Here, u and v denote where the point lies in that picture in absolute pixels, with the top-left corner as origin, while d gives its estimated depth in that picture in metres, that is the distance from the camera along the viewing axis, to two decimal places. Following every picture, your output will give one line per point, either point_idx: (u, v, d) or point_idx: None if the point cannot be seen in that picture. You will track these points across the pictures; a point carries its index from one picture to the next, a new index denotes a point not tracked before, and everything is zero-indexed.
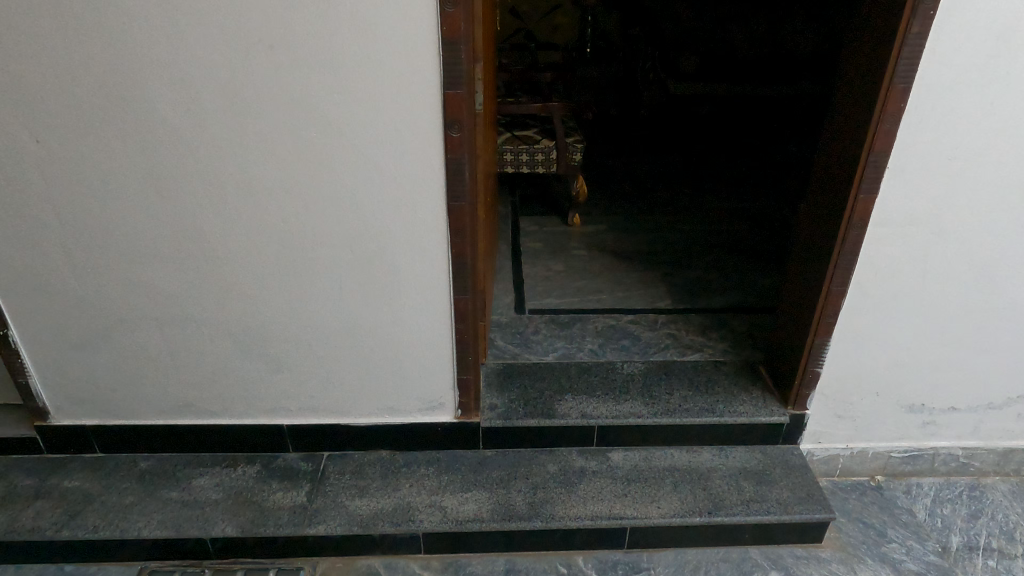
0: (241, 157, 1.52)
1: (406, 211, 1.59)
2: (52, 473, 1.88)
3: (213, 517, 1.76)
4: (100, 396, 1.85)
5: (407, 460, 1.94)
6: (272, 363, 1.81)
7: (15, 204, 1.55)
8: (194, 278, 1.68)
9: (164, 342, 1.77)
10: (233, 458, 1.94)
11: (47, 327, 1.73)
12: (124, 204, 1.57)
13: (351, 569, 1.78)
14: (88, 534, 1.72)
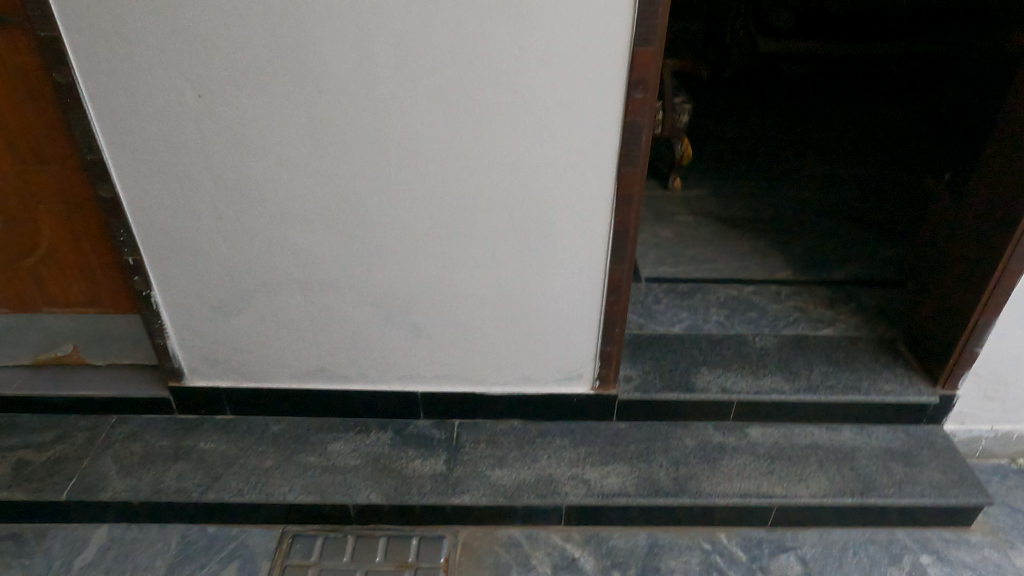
0: (408, 115, 1.43)
1: (574, 176, 1.50)
2: (187, 434, 1.87)
3: (356, 483, 1.74)
4: (236, 359, 1.82)
5: (540, 430, 1.91)
6: (413, 330, 1.76)
7: (170, 161, 1.49)
8: (345, 242, 1.61)
9: (305, 307, 1.72)
10: (365, 423, 1.92)
11: (188, 290, 1.69)
12: (281, 164, 1.49)
13: (493, 539, 1.76)
14: (233, 497, 1.70)
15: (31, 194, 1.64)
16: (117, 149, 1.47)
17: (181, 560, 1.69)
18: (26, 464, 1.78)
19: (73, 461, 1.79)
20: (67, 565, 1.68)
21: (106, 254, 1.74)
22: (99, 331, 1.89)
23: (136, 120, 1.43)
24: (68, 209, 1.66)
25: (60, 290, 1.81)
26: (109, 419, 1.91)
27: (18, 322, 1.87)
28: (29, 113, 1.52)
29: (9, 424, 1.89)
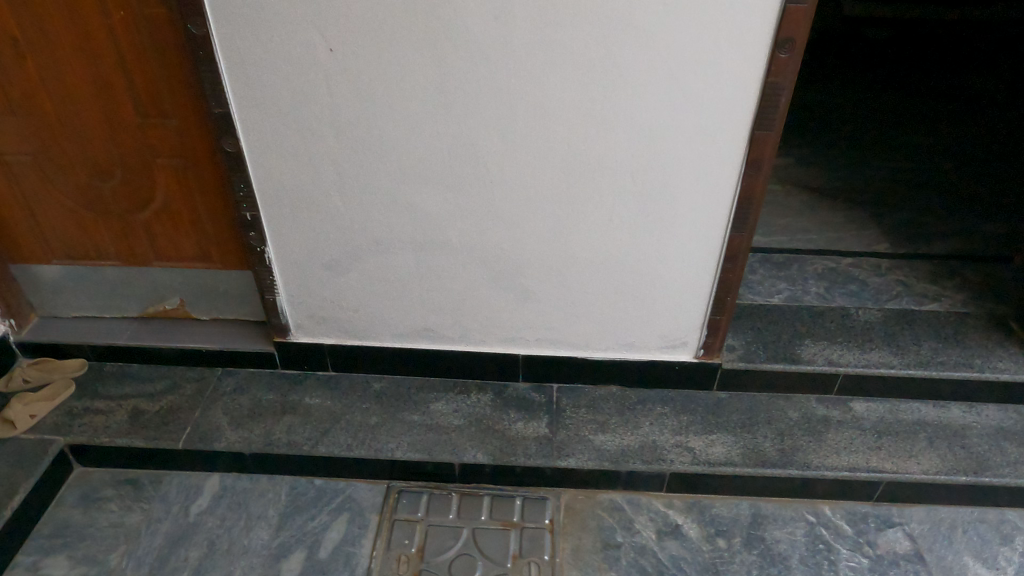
0: (541, 74, 1.40)
1: (705, 140, 1.46)
2: (292, 388, 1.91)
3: (462, 443, 1.76)
4: (343, 316, 1.83)
5: (640, 397, 1.90)
6: (521, 293, 1.75)
7: (295, 117, 1.48)
8: (462, 202, 1.59)
9: (416, 267, 1.72)
10: (464, 384, 1.93)
11: (301, 247, 1.69)
12: (406, 122, 1.48)
13: (595, 502, 1.77)
14: (343, 451, 1.74)
15: (149, 148, 1.65)
16: (243, 104, 1.46)
17: (292, 510, 1.74)
18: (141, 412, 1.83)
19: (185, 411, 1.83)
20: (185, 511, 1.74)
21: (219, 209, 1.75)
22: (206, 286, 1.92)
23: (266, 75, 1.42)
24: (185, 163, 1.67)
25: (170, 244, 1.83)
26: (215, 371, 1.96)
27: (129, 275, 1.91)
28: (153, 65, 1.52)
29: (121, 373, 1.94)
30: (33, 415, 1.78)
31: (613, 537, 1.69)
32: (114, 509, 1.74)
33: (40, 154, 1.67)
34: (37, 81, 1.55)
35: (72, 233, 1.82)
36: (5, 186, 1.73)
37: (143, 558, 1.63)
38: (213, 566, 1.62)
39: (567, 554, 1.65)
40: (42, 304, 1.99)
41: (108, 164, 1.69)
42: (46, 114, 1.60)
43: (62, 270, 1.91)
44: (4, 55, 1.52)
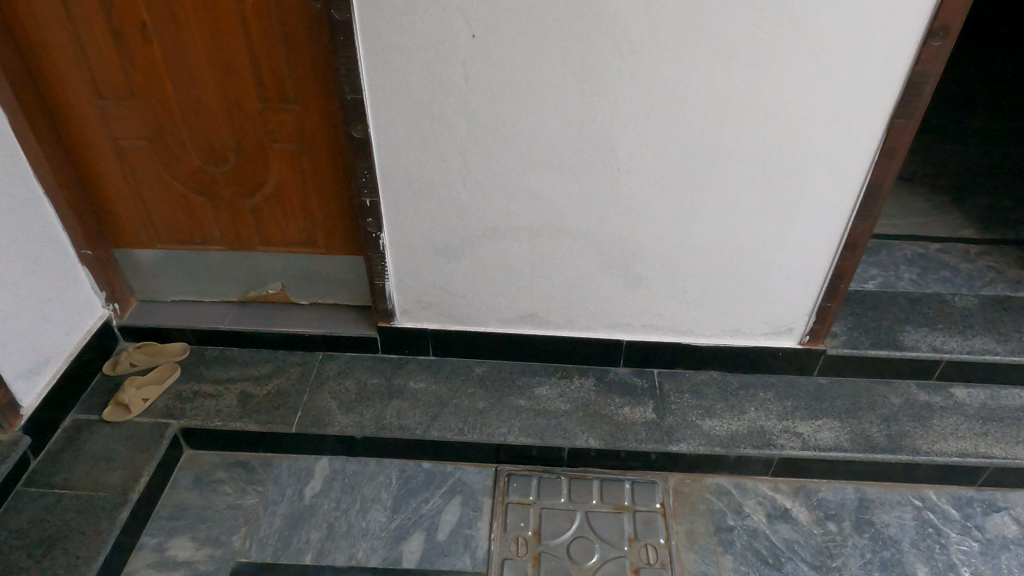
0: (684, 60, 1.40)
1: (840, 127, 1.47)
2: (395, 372, 1.92)
3: (572, 428, 1.78)
4: (450, 301, 1.84)
5: (741, 381, 1.92)
6: (633, 279, 1.76)
7: (427, 103, 1.47)
8: (586, 189, 1.60)
9: (530, 253, 1.72)
10: (565, 369, 1.95)
11: (417, 233, 1.70)
12: (541, 108, 1.48)
13: (702, 486, 1.79)
14: (456, 435, 1.75)
15: (267, 133, 1.65)
16: (377, 89, 1.46)
17: (405, 493, 1.76)
18: (249, 396, 1.84)
19: (293, 395, 1.85)
20: (299, 494, 1.76)
21: (331, 195, 1.75)
22: (310, 271, 1.93)
23: (404, 60, 1.42)
24: (301, 148, 1.67)
25: (277, 229, 1.84)
26: (316, 355, 1.97)
27: (232, 259, 1.92)
28: (280, 51, 1.51)
29: (222, 357, 1.96)
30: (146, 400, 1.80)
31: (724, 520, 1.72)
32: (229, 491, 1.76)
33: (156, 138, 1.68)
34: (160, 66, 1.55)
35: (181, 218, 1.82)
36: (118, 170, 1.73)
37: (265, 540, 1.65)
38: (335, 548, 1.64)
39: (682, 537, 1.68)
40: (142, 289, 2.01)
41: (223, 149, 1.69)
42: (168, 98, 1.60)
43: (165, 254, 1.92)
44: (131, 40, 1.51)
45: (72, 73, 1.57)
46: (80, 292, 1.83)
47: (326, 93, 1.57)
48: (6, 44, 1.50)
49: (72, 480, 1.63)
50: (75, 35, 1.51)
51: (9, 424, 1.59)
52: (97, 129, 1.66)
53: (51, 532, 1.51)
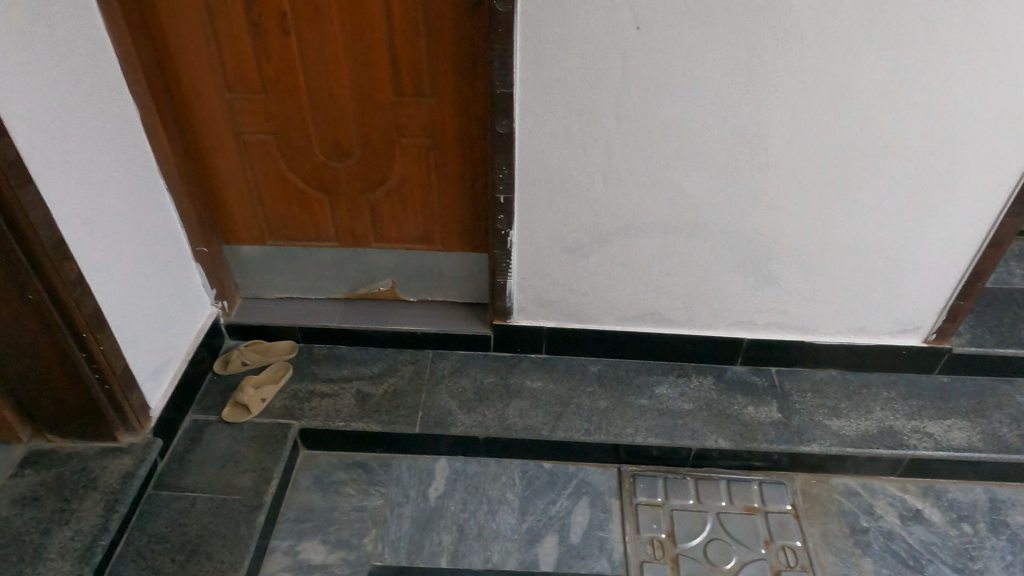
0: (852, 52, 1.37)
1: (1003, 123, 1.43)
2: (510, 371, 1.89)
3: (699, 428, 1.75)
4: (571, 299, 1.80)
5: (861, 380, 1.89)
6: (764, 278, 1.72)
7: (580, 97, 1.43)
8: (731, 186, 1.56)
9: (662, 251, 1.68)
10: (681, 367, 1.92)
11: (548, 230, 1.66)
12: (696, 103, 1.44)
13: (829, 487, 1.77)
14: (583, 436, 1.73)
15: (397, 128, 1.60)
16: (529, 83, 1.41)
17: (531, 494, 1.74)
18: (367, 396, 1.81)
19: (411, 395, 1.82)
20: (424, 495, 1.73)
21: (455, 191, 1.71)
22: (422, 268, 1.89)
23: (561, 54, 1.37)
24: (431, 143, 1.62)
25: (394, 226, 1.79)
26: (427, 353, 1.93)
27: (343, 256, 1.88)
28: (422, 42, 1.46)
29: (332, 355, 1.92)
30: (264, 400, 1.77)
31: (858, 521, 1.70)
32: (352, 493, 1.73)
33: (280, 134, 1.63)
34: (295, 58, 1.50)
35: (296, 214, 1.78)
36: (238, 166, 1.69)
37: (398, 543, 1.63)
38: (470, 551, 1.61)
39: (818, 539, 1.65)
40: (247, 286, 1.97)
41: (348, 144, 1.64)
42: (298, 92, 1.55)
43: (275, 251, 1.88)
44: (268, 31, 1.46)
45: (203, 66, 1.52)
46: (195, 290, 1.78)
47: (466, 86, 1.52)
48: (141, 36, 1.45)
49: (203, 483, 1.60)
50: (211, 27, 1.46)
51: (141, 427, 1.55)
52: (221, 125, 1.61)
53: (191, 537, 1.49)
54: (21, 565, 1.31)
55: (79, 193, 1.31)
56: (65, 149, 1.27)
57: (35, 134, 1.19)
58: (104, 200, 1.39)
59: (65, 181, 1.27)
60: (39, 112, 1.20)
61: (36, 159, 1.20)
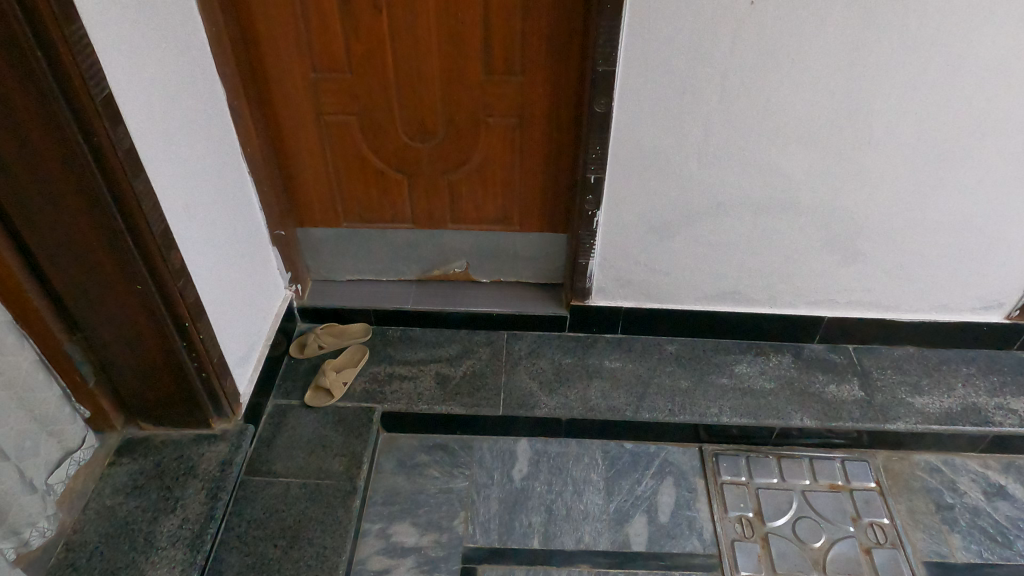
0: (968, 27, 1.33)
1: None
2: (587, 352, 1.88)
3: (784, 407, 1.75)
4: (652, 279, 1.78)
5: (940, 357, 1.89)
6: (852, 256, 1.71)
7: (683, 75, 1.40)
8: (827, 164, 1.53)
9: (751, 230, 1.66)
10: (758, 346, 1.91)
11: (636, 211, 1.63)
12: (803, 79, 1.41)
13: (911, 464, 1.77)
14: (668, 416, 1.72)
15: (485, 107, 1.57)
16: (633, 58, 1.38)
17: (615, 474, 1.74)
18: (447, 378, 1.80)
19: (491, 377, 1.81)
20: (508, 477, 1.73)
21: (538, 170, 1.68)
22: (498, 249, 1.87)
23: (670, 30, 1.34)
24: (519, 122, 1.59)
25: (472, 206, 1.77)
26: (502, 334, 1.92)
27: (418, 237, 1.86)
28: (517, 19, 1.43)
29: (406, 338, 1.91)
30: (346, 383, 1.76)
31: (943, 498, 1.70)
32: (437, 475, 1.73)
33: (363, 113, 1.59)
34: (383, 36, 1.46)
35: (374, 195, 1.75)
36: (318, 147, 1.65)
37: (488, 525, 1.63)
38: (560, 531, 1.62)
39: (905, 516, 1.66)
40: (318, 268, 1.95)
41: (432, 123, 1.60)
42: (385, 71, 1.51)
43: (348, 233, 1.85)
44: (358, 8, 1.42)
45: (289, 45, 1.48)
46: (272, 274, 1.76)
47: (559, 64, 1.49)
48: (229, 15, 1.41)
49: (294, 468, 1.59)
50: (300, 5, 1.42)
51: (233, 413, 1.55)
52: (304, 104, 1.57)
53: (291, 523, 1.48)
54: (134, 554, 1.31)
55: (179, 179, 1.29)
56: (167, 133, 1.24)
57: (142, 118, 1.16)
58: (199, 185, 1.36)
59: (168, 167, 1.24)
60: (145, 95, 1.16)
61: (145, 143, 1.16)
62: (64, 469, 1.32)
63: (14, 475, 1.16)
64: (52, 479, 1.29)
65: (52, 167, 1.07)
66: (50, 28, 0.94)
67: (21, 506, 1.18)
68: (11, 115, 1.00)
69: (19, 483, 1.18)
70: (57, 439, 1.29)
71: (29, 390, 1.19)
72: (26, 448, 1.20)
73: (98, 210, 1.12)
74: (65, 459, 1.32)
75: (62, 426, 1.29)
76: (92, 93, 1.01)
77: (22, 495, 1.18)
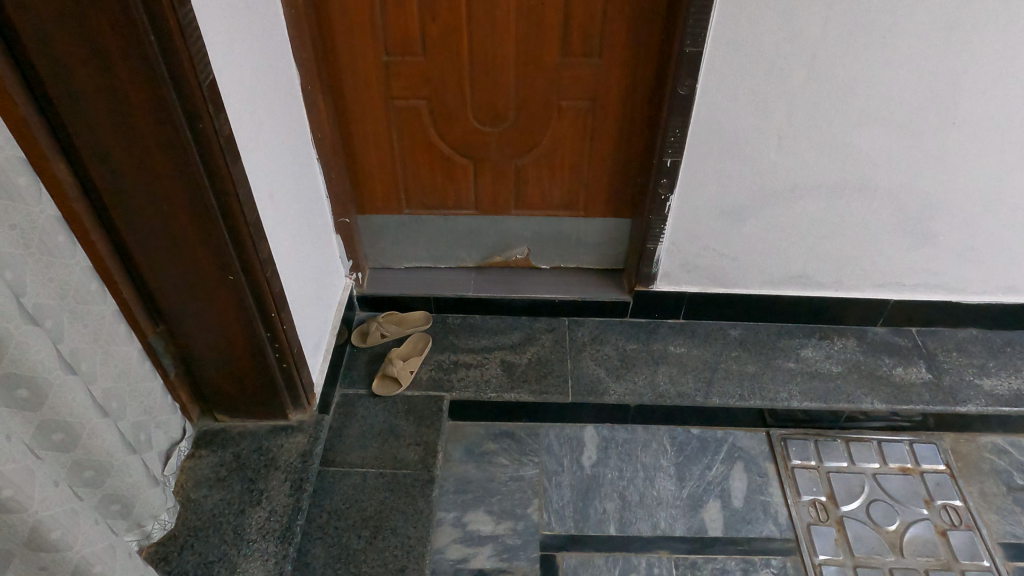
0: None
1: None
2: (651, 337, 1.87)
3: (853, 390, 1.75)
4: (719, 264, 1.77)
5: (1004, 339, 1.88)
6: (924, 238, 1.69)
7: (771, 56, 1.37)
8: (908, 145, 1.51)
9: (824, 214, 1.64)
10: (821, 330, 1.90)
11: (710, 195, 1.61)
12: (893, 59, 1.38)
13: (979, 446, 1.77)
14: (738, 401, 1.72)
15: (558, 91, 1.54)
16: (721, 38, 1.35)
17: (685, 460, 1.73)
18: (512, 365, 1.79)
19: (556, 363, 1.80)
20: (578, 464, 1.72)
21: (608, 155, 1.66)
22: (561, 234, 1.85)
23: (762, 10, 1.31)
24: (592, 106, 1.56)
25: (538, 192, 1.75)
26: (563, 320, 1.91)
27: (479, 224, 1.83)
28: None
29: (467, 325, 1.89)
30: (413, 372, 1.75)
31: (1013, 480, 1.69)
32: (507, 463, 1.71)
33: (433, 98, 1.56)
34: (462, 18, 1.42)
35: (438, 181, 1.72)
36: (385, 132, 1.62)
37: (563, 512, 1.62)
38: (636, 518, 1.61)
39: (978, 498, 1.65)
40: (376, 256, 1.93)
41: (503, 108, 1.57)
42: (460, 55, 1.48)
43: (409, 220, 1.82)
44: None
45: (363, 28, 1.44)
46: (336, 262, 1.74)
47: (639, 46, 1.46)
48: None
49: (369, 458, 1.58)
50: None
51: (308, 404, 1.53)
52: (374, 90, 1.54)
53: (372, 513, 1.47)
54: (225, 547, 1.30)
55: (264, 168, 1.26)
56: (254, 119, 1.20)
57: (235, 103, 1.13)
58: (280, 172, 1.34)
59: (257, 155, 1.22)
60: (237, 80, 1.13)
61: (238, 129, 1.13)
62: (174, 459, 1.35)
63: (140, 467, 1.11)
64: (164, 472, 1.32)
65: (153, 155, 1.04)
66: (165, 13, 0.91)
67: (145, 497, 1.15)
68: (117, 101, 0.97)
69: (144, 476, 1.14)
70: (163, 430, 1.30)
71: (139, 380, 1.16)
72: (140, 438, 1.20)
73: (196, 200, 1.10)
74: (173, 449, 1.34)
75: (166, 416, 1.29)
76: (199, 80, 0.98)
77: (148, 487, 1.15)
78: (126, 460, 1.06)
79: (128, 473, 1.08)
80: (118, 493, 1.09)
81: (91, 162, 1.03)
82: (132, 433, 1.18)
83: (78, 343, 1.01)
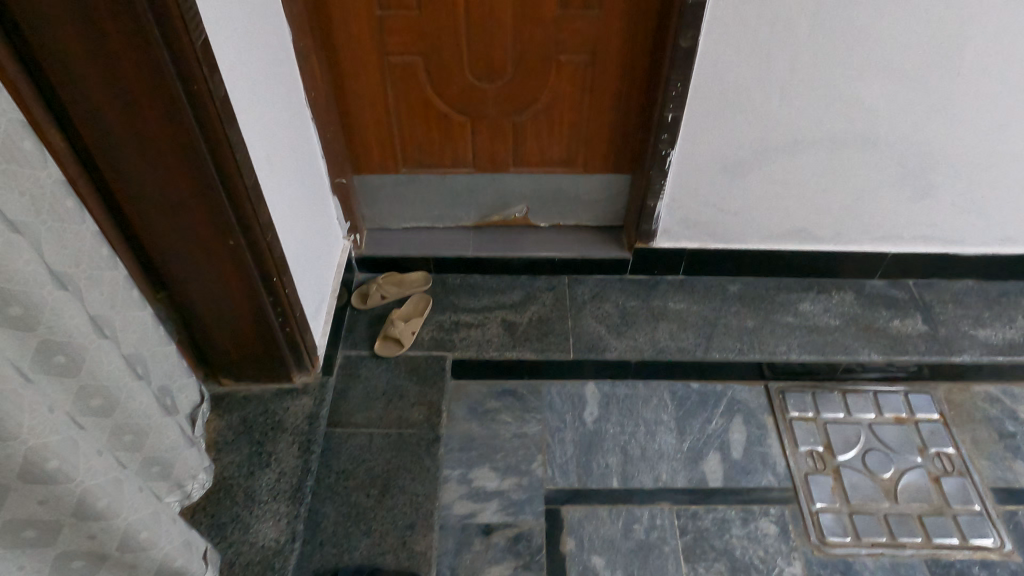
0: None
1: None
2: (651, 294, 1.88)
3: (850, 343, 1.77)
4: (719, 220, 1.76)
5: (999, 290, 1.90)
6: (925, 191, 1.69)
7: (776, 6, 1.34)
8: (912, 97, 1.49)
9: (825, 167, 1.63)
10: (820, 284, 1.91)
11: (711, 150, 1.59)
12: (901, 9, 1.35)
13: (972, 394, 1.79)
14: (738, 355, 1.74)
15: (557, 45, 1.50)
16: None
17: (685, 414, 1.75)
18: (514, 324, 1.80)
19: (557, 321, 1.80)
20: (580, 420, 1.74)
21: (607, 110, 1.63)
22: (560, 192, 1.84)
23: None
24: (592, 60, 1.53)
25: (537, 149, 1.72)
26: (563, 278, 1.91)
27: (477, 182, 1.81)
28: None
29: (467, 285, 1.89)
30: (414, 333, 1.75)
31: (1005, 427, 1.73)
32: (509, 420, 1.73)
33: (428, 54, 1.52)
34: None
35: (435, 139, 1.70)
36: (380, 90, 1.58)
37: (566, 467, 1.64)
38: (637, 471, 1.64)
39: (970, 445, 1.69)
40: (374, 217, 1.91)
41: (500, 63, 1.54)
42: (455, 8, 1.43)
43: (406, 180, 1.80)
44: None
45: None
46: (333, 224, 1.72)
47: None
48: None
49: (374, 418, 1.59)
50: None
51: (312, 367, 1.54)
52: (368, 46, 1.50)
53: (379, 472, 1.49)
54: (237, 509, 1.32)
55: (260, 130, 1.23)
56: (248, 80, 1.17)
57: (228, 63, 1.09)
58: (275, 134, 1.31)
59: (252, 117, 1.19)
60: (229, 41, 1.10)
61: (233, 91, 1.11)
62: (200, 421, 1.35)
63: (177, 429, 1.12)
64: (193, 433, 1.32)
65: (148, 120, 1.01)
66: None
67: (183, 458, 1.16)
68: (108, 63, 0.94)
69: (181, 438, 1.14)
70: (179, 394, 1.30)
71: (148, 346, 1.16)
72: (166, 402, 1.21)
73: (193, 164, 1.08)
74: (197, 412, 1.34)
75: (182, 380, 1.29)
76: (191, 40, 0.96)
77: (184, 448, 1.15)
78: (161, 421, 1.07)
79: (166, 435, 1.09)
80: (159, 454, 1.10)
81: (85, 127, 1.00)
82: (157, 396, 1.19)
83: (100, 308, 1.01)
